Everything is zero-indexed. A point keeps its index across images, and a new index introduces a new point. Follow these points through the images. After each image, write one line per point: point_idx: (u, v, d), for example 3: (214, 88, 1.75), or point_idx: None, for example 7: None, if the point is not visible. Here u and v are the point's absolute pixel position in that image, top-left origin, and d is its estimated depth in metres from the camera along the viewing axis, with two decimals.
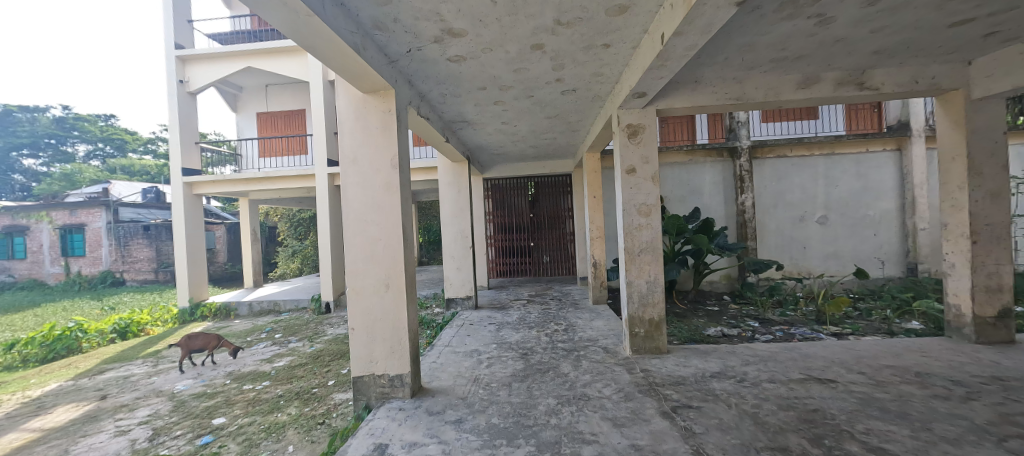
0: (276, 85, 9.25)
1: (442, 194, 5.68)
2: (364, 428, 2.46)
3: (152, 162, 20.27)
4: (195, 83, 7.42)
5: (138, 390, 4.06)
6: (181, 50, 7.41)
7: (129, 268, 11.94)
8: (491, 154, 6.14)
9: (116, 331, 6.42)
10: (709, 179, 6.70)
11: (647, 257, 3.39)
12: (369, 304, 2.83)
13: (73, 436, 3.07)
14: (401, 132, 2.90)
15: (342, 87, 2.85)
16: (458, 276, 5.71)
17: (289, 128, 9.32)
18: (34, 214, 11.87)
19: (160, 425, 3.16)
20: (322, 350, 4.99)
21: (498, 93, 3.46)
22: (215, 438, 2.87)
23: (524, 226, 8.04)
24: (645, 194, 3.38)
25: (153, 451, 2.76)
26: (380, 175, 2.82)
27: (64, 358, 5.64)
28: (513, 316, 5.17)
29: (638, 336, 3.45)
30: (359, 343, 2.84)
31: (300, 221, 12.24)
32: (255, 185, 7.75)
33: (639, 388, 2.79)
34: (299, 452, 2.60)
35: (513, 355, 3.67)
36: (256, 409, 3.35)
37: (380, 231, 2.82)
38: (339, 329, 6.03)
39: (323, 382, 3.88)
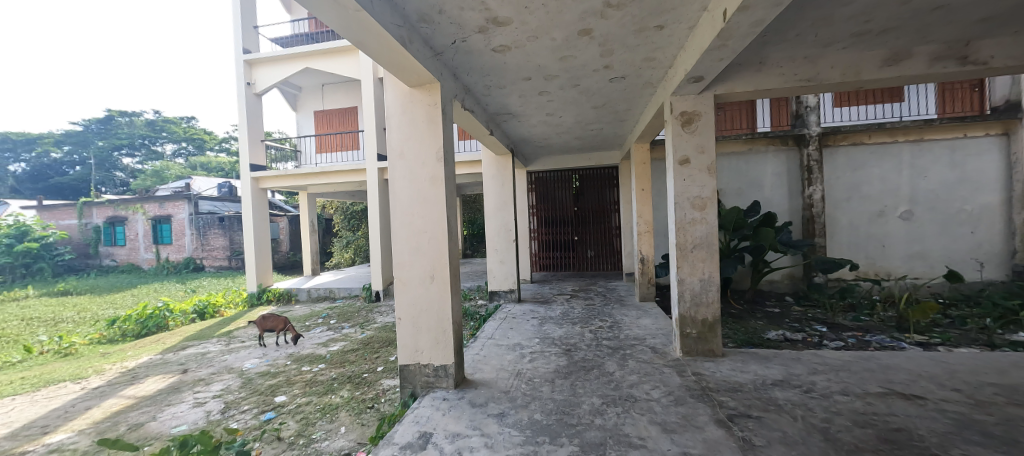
0: (331, 84, 9.74)
1: (486, 187, 5.68)
2: (410, 415, 2.52)
3: (226, 159, 22.26)
4: (260, 84, 7.98)
5: (214, 366, 4.47)
6: (248, 54, 7.97)
7: (207, 255, 13.20)
8: (535, 147, 6.05)
9: (195, 311, 7.13)
10: (771, 170, 6.19)
11: (701, 253, 3.18)
12: (415, 295, 2.89)
13: (159, 405, 3.43)
14: (446, 125, 2.90)
15: (390, 82, 2.90)
16: (501, 269, 5.72)
17: (343, 125, 9.78)
18: (131, 206, 13.35)
19: (230, 400, 3.45)
20: (372, 336, 5.22)
21: (543, 82, 3.38)
22: (277, 415, 3.08)
23: (568, 220, 7.90)
24: (700, 186, 3.15)
25: (225, 423, 3.02)
26: (425, 168, 2.84)
27: (154, 333, 6.35)
28: (557, 310, 5.10)
29: (689, 337, 3.26)
30: (405, 332, 2.91)
31: (353, 213, 12.89)
32: (313, 179, 8.21)
33: (691, 392, 2.62)
34: (350, 434, 2.72)
35: (557, 351, 3.61)
36: (313, 390, 3.56)
37: (426, 223, 2.85)
38: (388, 317, 6.27)
39: (373, 368, 4.04)
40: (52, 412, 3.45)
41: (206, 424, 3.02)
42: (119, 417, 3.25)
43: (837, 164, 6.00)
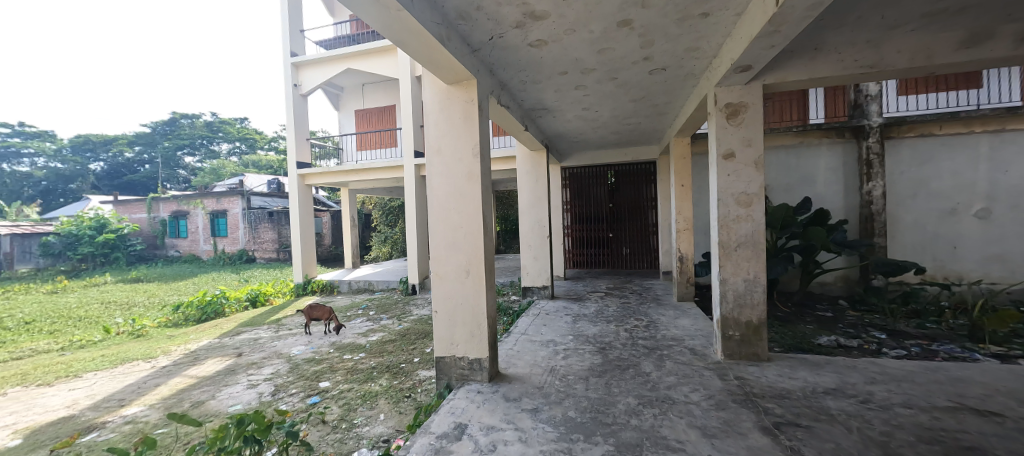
0: (371, 84, 10.06)
1: (520, 183, 5.67)
2: (446, 406, 2.59)
3: (275, 158, 23.63)
4: (306, 86, 8.38)
5: (265, 351, 4.77)
6: (295, 57, 8.38)
7: (258, 247, 14.07)
8: (570, 142, 5.98)
9: (248, 299, 7.63)
10: (825, 165, 5.79)
11: (746, 252, 3.03)
12: (451, 289, 2.94)
13: (218, 385, 3.72)
14: (482, 122, 2.92)
15: (428, 80, 2.96)
16: (535, 265, 5.71)
17: (382, 123, 10.08)
18: (192, 201, 14.47)
19: (280, 383, 3.68)
20: (408, 328, 5.38)
21: (580, 76, 3.32)
22: (322, 399, 3.24)
23: (603, 216, 7.77)
24: (745, 182, 3.00)
25: (275, 404, 3.22)
26: (462, 164, 2.88)
27: (213, 319, 6.87)
28: (591, 308, 5.03)
29: (732, 340, 3.12)
30: (441, 325, 2.98)
31: (391, 209, 13.32)
32: (354, 176, 8.53)
33: (733, 397, 2.51)
34: (389, 421, 2.83)
35: (591, 349, 3.57)
36: (354, 377, 3.73)
37: (462, 219, 2.90)
38: (424, 310, 6.43)
39: (410, 358, 4.17)
40: (128, 388, 3.82)
41: (259, 404, 3.23)
42: (183, 395, 3.55)
43: (901, 157, 5.52)
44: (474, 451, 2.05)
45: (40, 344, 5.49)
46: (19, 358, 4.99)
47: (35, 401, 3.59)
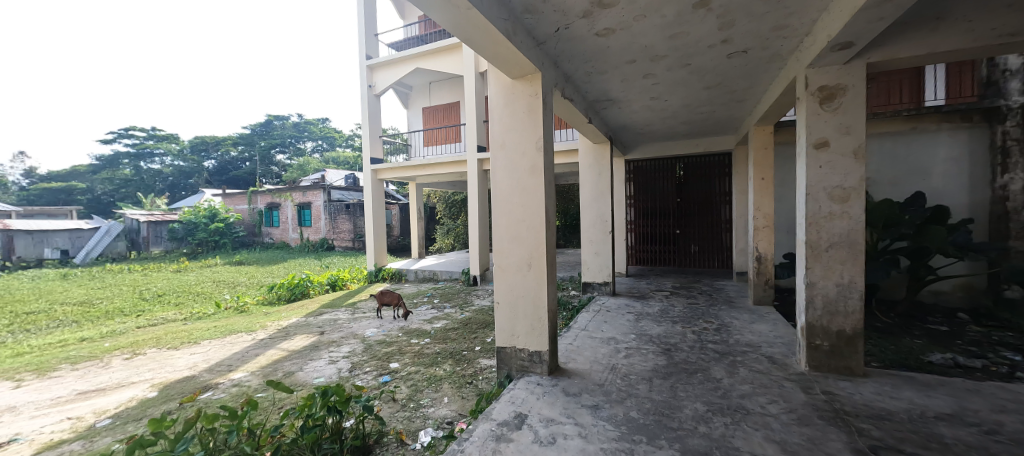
0: (437, 81, 10.47)
1: (582, 177, 5.54)
2: (506, 395, 2.65)
3: (351, 154, 25.63)
4: (379, 86, 8.95)
5: (343, 331, 5.24)
6: (370, 60, 8.97)
7: (337, 237, 15.41)
8: (636, 134, 5.74)
9: (329, 283, 8.42)
10: (944, 154, 4.94)
11: (839, 253, 2.70)
12: (513, 282, 2.99)
13: (305, 358, 4.16)
14: (547, 115, 2.92)
15: (494, 75, 3.01)
16: (596, 261, 5.59)
17: (447, 119, 10.45)
18: (283, 195, 16.18)
19: (356, 361, 4.01)
20: (470, 318, 5.57)
21: (649, 64, 3.17)
22: (392, 379, 3.49)
23: (670, 212, 7.38)
24: (841, 174, 2.67)
25: (352, 380, 3.53)
26: (525, 158, 2.90)
27: (300, 299, 7.67)
28: (655, 307, 4.83)
29: (819, 350, 2.82)
30: (503, 316, 3.05)
31: (454, 202, 13.82)
32: (421, 170, 8.95)
33: (819, 413, 2.27)
34: (453, 405, 2.96)
35: (656, 349, 3.43)
36: (421, 361, 3.96)
37: (525, 213, 2.92)
38: (484, 301, 6.62)
39: (471, 347, 4.32)
40: (234, 355, 4.41)
41: (339, 379, 3.57)
42: (277, 365, 4.01)
43: None
44: (534, 441, 2.07)
45: (169, 314, 6.54)
46: (154, 325, 5.98)
47: (166, 361, 4.29)
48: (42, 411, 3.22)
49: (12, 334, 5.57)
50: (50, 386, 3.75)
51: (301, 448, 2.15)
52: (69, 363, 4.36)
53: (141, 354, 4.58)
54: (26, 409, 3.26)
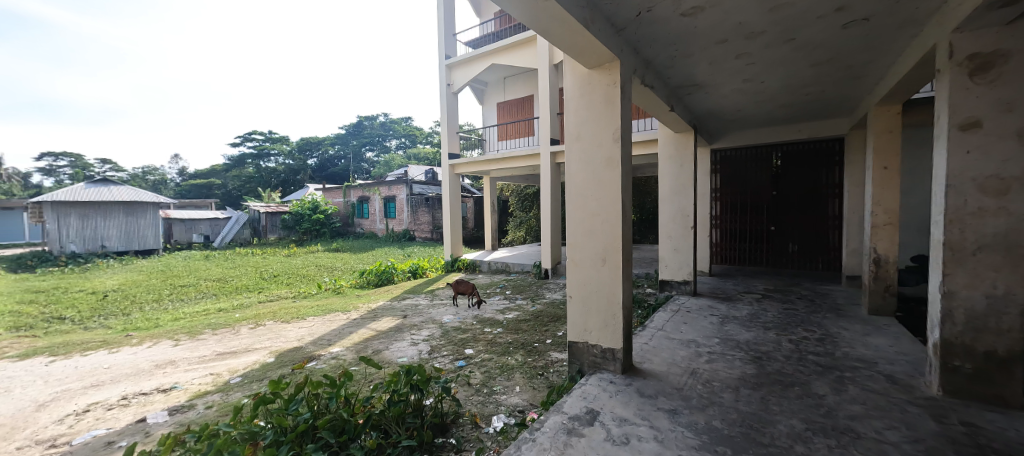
0: (511, 76, 10.60)
1: (661, 169, 5.21)
2: (578, 389, 2.63)
3: (431, 150, 27.17)
4: (457, 84, 9.32)
5: (424, 316, 5.61)
6: (449, 59, 9.38)
7: (418, 228, 16.53)
8: (725, 120, 5.25)
9: (411, 271, 9.06)
10: None
11: (991, 257, 2.22)
12: (586, 276, 2.95)
13: (391, 339, 4.55)
14: (625, 105, 2.80)
15: (570, 66, 2.95)
16: (675, 258, 5.26)
17: (521, 114, 10.54)
18: (372, 189, 17.70)
19: (434, 344, 4.28)
20: (541, 310, 5.61)
21: (743, 43, 2.87)
22: (467, 364, 3.66)
23: (763, 206, 6.66)
24: (998, 161, 2.18)
25: (430, 361, 3.78)
26: (602, 150, 2.82)
27: (386, 285, 8.38)
28: (743, 310, 4.41)
29: (957, 373, 2.35)
30: (576, 311, 3.02)
31: (527, 196, 13.96)
32: (495, 164, 9.16)
33: (956, 447, 1.90)
34: (524, 394, 3.02)
35: (744, 356, 3.14)
36: (494, 349, 4.09)
37: (601, 206, 2.85)
38: (556, 294, 6.62)
39: (542, 339, 4.36)
40: (333, 332, 4.98)
41: (420, 359, 3.85)
42: (367, 343, 4.44)
43: None
44: (607, 439, 2.03)
45: (282, 293, 7.57)
46: (271, 301, 6.98)
47: (280, 332, 4.99)
48: (192, 366, 3.94)
49: (172, 302, 6.90)
50: (198, 346, 4.58)
51: (388, 420, 2.36)
52: (211, 328, 5.28)
53: (262, 325, 5.38)
54: (182, 364, 4.02)
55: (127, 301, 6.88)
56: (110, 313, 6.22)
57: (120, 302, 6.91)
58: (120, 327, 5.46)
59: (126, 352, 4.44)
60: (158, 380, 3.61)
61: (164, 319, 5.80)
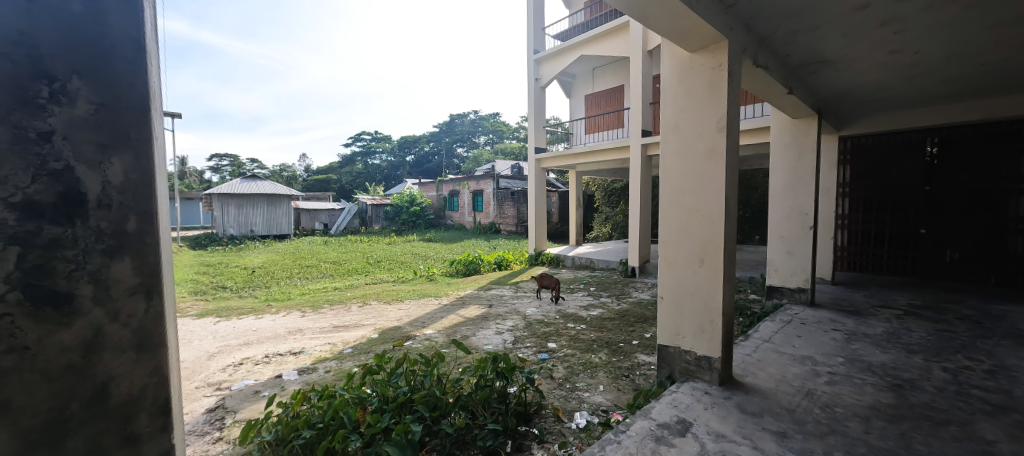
0: (601, 66, 10.27)
1: (773, 160, 4.60)
2: (667, 396, 2.48)
3: (517, 146, 27.72)
4: (545, 78, 9.31)
5: (508, 307, 5.78)
6: (537, 53, 9.40)
7: (504, 221, 17.06)
8: (860, 101, 4.44)
9: (496, 262, 9.39)
10: None
11: None
12: (680, 277, 2.74)
13: (478, 326, 4.78)
14: (733, 89, 2.52)
15: (668, 51, 2.74)
16: (788, 262, 4.62)
17: (610, 105, 10.18)
18: (462, 183, 18.68)
19: (518, 335, 4.39)
20: (627, 310, 5.39)
21: (891, 6, 2.39)
22: (549, 357, 3.69)
23: (910, 205, 5.52)
24: None
25: (514, 351, 3.89)
26: (703, 139, 2.58)
27: (473, 274, 8.80)
28: (877, 328, 3.72)
29: None
30: (667, 313, 2.84)
31: (614, 191, 13.48)
32: (582, 158, 8.97)
33: None
34: (608, 394, 2.94)
35: (877, 382, 2.64)
36: (577, 345, 4.05)
37: (699, 201, 2.62)
38: (644, 294, 6.29)
39: (629, 340, 4.19)
40: (426, 315, 5.40)
41: (504, 348, 3.99)
42: (457, 328, 4.73)
43: None
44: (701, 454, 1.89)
45: (383, 277, 8.43)
46: (375, 283, 7.80)
47: (383, 312, 5.56)
48: (315, 335, 4.60)
49: (300, 279, 8.14)
50: (318, 318, 5.33)
51: (475, 402, 2.48)
52: (329, 304, 6.11)
53: (368, 304, 6.05)
54: (307, 332, 4.71)
55: (268, 277, 8.29)
56: (256, 286, 7.54)
57: (264, 276, 8.36)
58: (264, 298, 6.59)
59: (268, 318, 5.36)
60: (290, 344, 4.28)
61: (295, 293, 6.88)
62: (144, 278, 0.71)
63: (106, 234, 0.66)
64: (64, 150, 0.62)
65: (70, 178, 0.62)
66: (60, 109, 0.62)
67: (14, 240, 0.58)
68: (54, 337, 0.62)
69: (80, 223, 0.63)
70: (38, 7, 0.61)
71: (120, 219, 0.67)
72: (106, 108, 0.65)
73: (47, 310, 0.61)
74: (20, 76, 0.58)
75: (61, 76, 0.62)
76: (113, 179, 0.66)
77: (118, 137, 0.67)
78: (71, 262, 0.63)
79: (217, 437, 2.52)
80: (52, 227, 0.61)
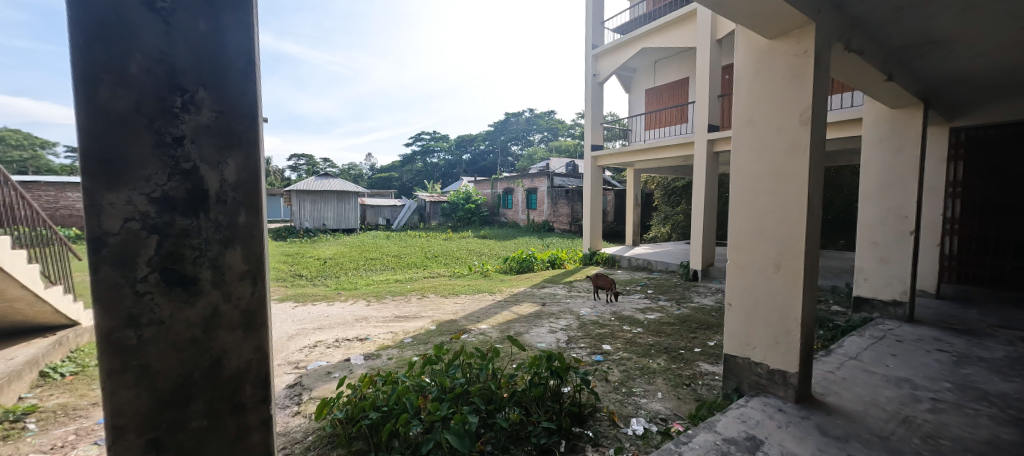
0: (663, 59, 9.80)
1: (865, 156, 4.10)
2: (734, 410, 2.32)
3: (573, 143, 27.36)
4: (603, 73, 9.08)
5: (562, 306, 5.74)
6: (596, 49, 9.19)
7: (557, 220, 16.96)
8: (980, 87, 3.81)
9: (550, 261, 9.36)
10: None
11: None
12: (752, 282, 2.54)
13: (532, 323, 4.80)
14: (820, 78, 2.28)
15: (744, 39, 2.54)
16: (881, 271, 4.09)
17: (673, 99, 9.68)
18: (516, 181, 18.82)
19: (571, 335, 4.35)
20: (688, 315, 5.11)
21: None
22: (604, 360, 3.60)
23: None
24: None
25: (568, 351, 3.85)
26: (781, 134, 2.37)
27: (526, 272, 8.84)
28: (997, 351, 3.18)
29: None
30: (737, 321, 2.65)
31: (675, 189, 12.84)
32: (640, 156, 8.62)
33: None
34: (667, 403, 2.81)
35: (997, 415, 2.26)
36: (633, 349, 3.92)
37: (776, 202, 2.41)
38: (706, 300, 5.92)
39: (690, 347, 3.97)
40: (481, 310, 5.52)
41: (557, 347, 3.97)
42: (510, 325, 4.78)
43: None
44: None
45: (440, 271, 8.76)
46: (433, 277, 8.13)
47: (440, 305, 5.79)
48: (378, 324, 4.90)
49: (365, 271, 8.71)
50: (381, 308, 5.66)
51: (529, 399, 2.49)
52: (390, 295, 6.47)
53: (426, 297, 6.33)
54: (371, 320, 5.03)
55: (338, 267, 8.97)
56: (328, 275, 8.18)
57: (333, 267, 9.06)
58: (334, 286, 7.15)
59: (337, 306, 5.81)
60: (356, 331, 4.60)
61: (360, 284, 7.38)
62: (251, 265, 0.80)
63: (223, 226, 0.75)
64: (192, 153, 0.71)
65: (197, 177, 0.72)
66: (189, 117, 0.71)
67: (154, 229, 0.68)
68: (182, 314, 0.72)
69: (204, 216, 0.72)
70: (172, 29, 0.69)
71: (233, 213, 0.76)
72: (225, 116, 0.74)
73: (177, 290, 0.71)
74: (160, 89, 0.68)
75: (190, 88, 0.70)
76: (228, 178, 0.75)
77: (232, 141, 0.75)
78: (196, 250, 0.72)
79: (295, 411, 2.79)
80: (183, 219, 0.70)
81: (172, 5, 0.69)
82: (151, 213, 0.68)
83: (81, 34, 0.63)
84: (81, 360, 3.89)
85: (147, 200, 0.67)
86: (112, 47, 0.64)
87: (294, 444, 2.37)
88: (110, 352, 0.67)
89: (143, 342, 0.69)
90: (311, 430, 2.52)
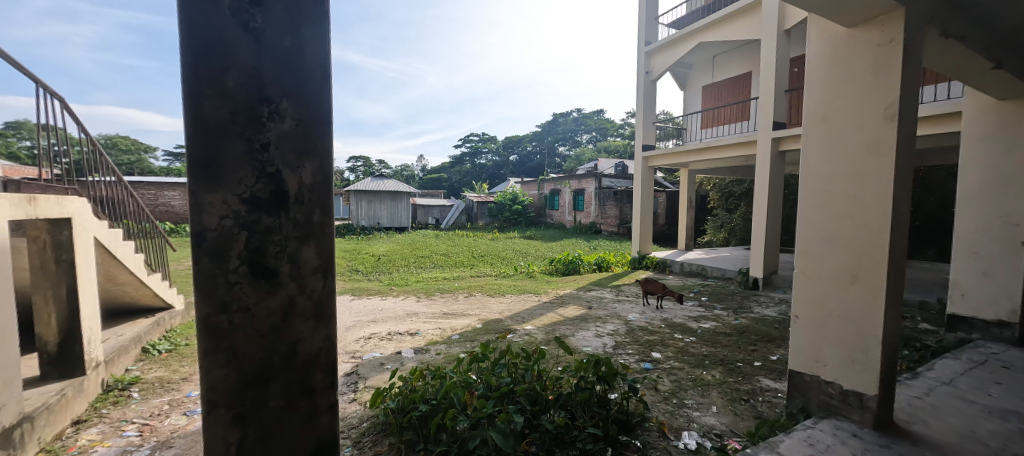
0: (723, 53, 9.26)
1: (965, 155, 3.61)
2: (800, 432, 2.14)
3: (623, 143, 26.65)
4: (656, 70, 8.76)
5: (609, 310, 5.61)
6: (649, 45, 8.88)
7: (605, 221, 16.60)
8: None
9: (596, 264, 9.17)
10: None
11: None
12: (823, 292, 2.34)
13: (577, 327, 4.73)
14: (908, 69, 2.05)
15: (817, 29, 2.35)
16: (983, 287, 3.58)
17: (733, 95, 9.11)
18: (563, 182, 18.66)
19: (619, 340, 4.24)
20: (747, 326, 4.77)
21: None
22: (654, 368, 3.47)
23: None
24: None
25: (615, 357, 3.76)
26: (861, 132, 2.15)
27: (572, 274, 8.75)
28: None
29: None
30: (803, 334, 2.45)
31: (733, 191, 12.09)
32: (696, 156, 8.19)
33: None
34: (722, 418, 2.65)
35: None
36: (686, 359, 3.73)
37: (853, 206, 2.19)
38: (768, 311, 5.49)
39: (748, 360, 3.71)
40: (526, 311, 5.53)
41: (604, 352, 3.88)
42: (556, 327, 4.76)
43: None
44: None
45: (486, 270, 8.91)
46: (479, 277, 8.29)
47: (486, 304, 5.89)
48: (427, 320, 5.08)
49: (415, 268, 9.08)
50: (430, 305, 5.87)
51: (574, 403, 2.45)
52: (438, 292, 6.70)
53: (472, 295, 6.47)
54: (421, 316, 5.23)
55: (390, 264, 9.42)
56: (381, 271, 8.62)
57: (386, 263, 9.53)
58: (387, 282, 7.51)
59: (390, 300, 6.11)
60: (407, 326, 4.79)
61: (411, 280, 7.70)
62: (322, 260, 0.87)
63: (300, 225, 0.82)
64: (276, 158, 0.79)
65: (280, 179, 0.79)
66: (274, 125, 0.78)
67: (244, 226, 0.76)
68: (265, 302, 0.79)
69: (285, 214, 0.80)
70: (263, 48, 0.77)
71: (310, 212, 0.84)
72: (304, 124, 0.82)
73: (261, 281, 0.79)
74: (251, 101, 0.75)
75: (275, 99, 0.78)
76: (305, 181, 0.83)
77: (308, 147, 0.83)
78: (279, 245, 0.80)
79: (352, 397, 2.97)
80: (268, 217, 0.78)
81: (262, 25, 0.76)
82: (242, 211, 0.75)
83: (189, 54, 0.71)
84: (174, 339, 4.40)
85: (239, 200, 0.75)
86: (213, 64, 0.72)
87: (352, 429, 2.54)
88: (206, 333, 0.75)
89: (233, 327, 0.77)
90: (365, 417, 2.69)
